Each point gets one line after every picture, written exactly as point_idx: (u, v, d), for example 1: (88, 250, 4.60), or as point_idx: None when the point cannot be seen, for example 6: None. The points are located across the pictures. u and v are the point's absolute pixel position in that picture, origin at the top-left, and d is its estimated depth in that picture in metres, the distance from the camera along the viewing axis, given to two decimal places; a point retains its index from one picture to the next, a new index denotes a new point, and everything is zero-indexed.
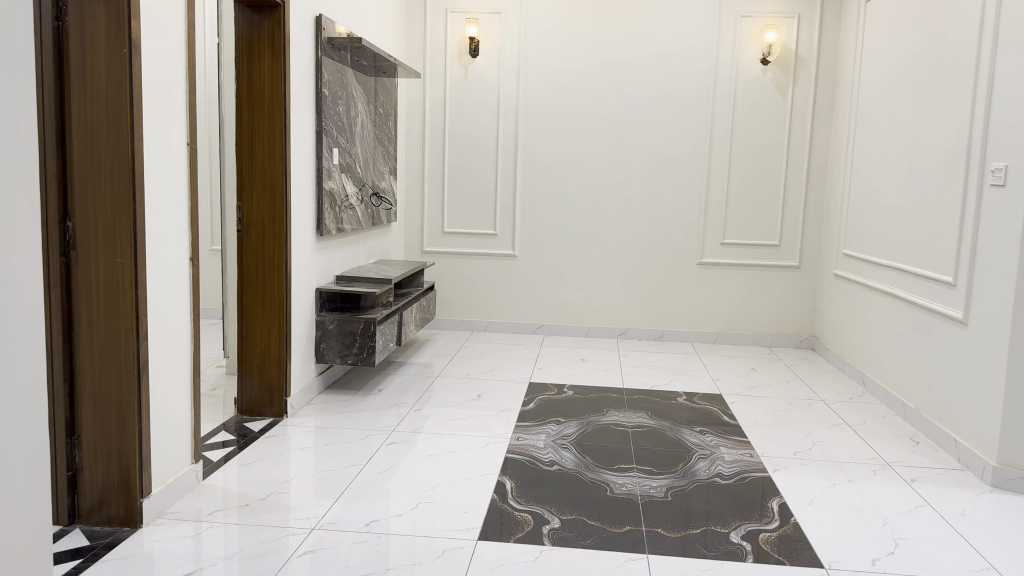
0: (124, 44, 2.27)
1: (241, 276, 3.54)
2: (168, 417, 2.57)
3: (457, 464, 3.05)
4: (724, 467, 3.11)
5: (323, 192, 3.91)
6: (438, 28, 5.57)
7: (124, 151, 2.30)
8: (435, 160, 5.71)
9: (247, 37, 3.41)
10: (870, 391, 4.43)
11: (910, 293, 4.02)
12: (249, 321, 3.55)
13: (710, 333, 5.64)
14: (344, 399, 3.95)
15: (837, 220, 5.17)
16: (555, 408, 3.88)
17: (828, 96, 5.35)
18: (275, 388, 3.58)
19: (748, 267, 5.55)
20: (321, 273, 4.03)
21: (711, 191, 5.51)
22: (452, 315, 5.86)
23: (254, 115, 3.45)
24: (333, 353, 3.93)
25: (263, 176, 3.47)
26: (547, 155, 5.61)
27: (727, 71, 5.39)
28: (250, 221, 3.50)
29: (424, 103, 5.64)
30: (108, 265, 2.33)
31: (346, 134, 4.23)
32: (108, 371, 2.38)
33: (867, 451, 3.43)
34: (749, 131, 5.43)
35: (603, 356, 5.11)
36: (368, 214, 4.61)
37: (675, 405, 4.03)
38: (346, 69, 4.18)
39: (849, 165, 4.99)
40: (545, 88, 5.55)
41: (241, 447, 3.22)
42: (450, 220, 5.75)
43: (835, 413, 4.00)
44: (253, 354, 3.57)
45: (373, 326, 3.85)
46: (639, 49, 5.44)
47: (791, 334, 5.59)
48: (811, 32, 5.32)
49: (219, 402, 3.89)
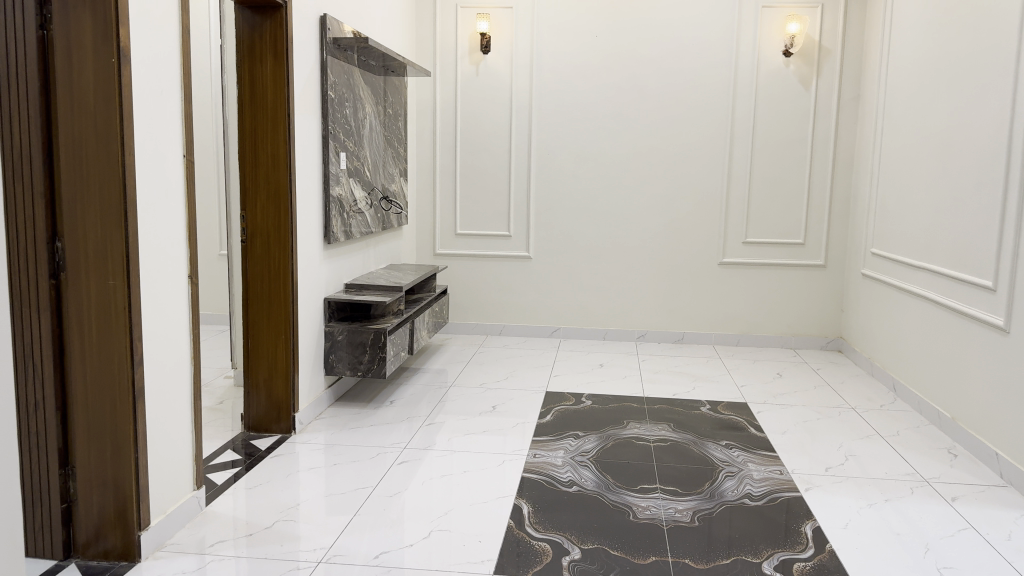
0: (113, 52, 2.13)
1: (245, 288, 3.41)
2: (166, 444, 2.44)
3: (472, 485, 2.92)
4: (752, 487, 2.96)
5: (330, 199, 3.77)
6: (449, 24, 5.42)
7: (115, 166, 2.16)
8: (446, 160, 5.56)
9: (248, 40, 3.27)
10: (902, 398, 4.25)
11: (945, 298, 3.84)
12: (254, 336, 3.43)
13: (732, 336, 5.47)
14: (354, 412, 3.82)
15: (864, 217, 4.98)
16: (573, 421, 3.73)
17: (854, 88, 5.15)
18: (282, 404, 3.46)
19: (771, 267, 5.37)
20: (329, 282, 3.90)
21: (732, 189, 5.33)
22: (466, 318, 5.72)
23: (256, 122, 3.31)
24: (343, 365, 3.81)
25: (266, 184, 3.33)
26: (561, 153, 5.44)
27: (748, 63, 5.20)
28: (254, 232, 3.37)
29: (435, 102, 5.49)
30: (101, 286, 2.21)
31: (354, 138, 4.09)
32: (102, 399, 2.26)
33: (902, 466, 3.26)
34: (772, 126, 5.24)
35: (622, 361, 4.95)
36: (377, 219, 4.47)
37: (698, 415, 3.87)
38: (352, 69, 4.04)
39: (877, 161, 4.79)
40: (559, 84, 5.38)
41: (248, 467, 3.10)
42: (463, 221, 5.60)
43: (866, 423, 3.83)
44: (259, 368, 3.45)
45: (383, 337, 3.72)
46: (656, 43, 5.26)
47: (817, 336, 5.40)
48: (836, 22, 5.11)
49: (226, 416, 3.77)
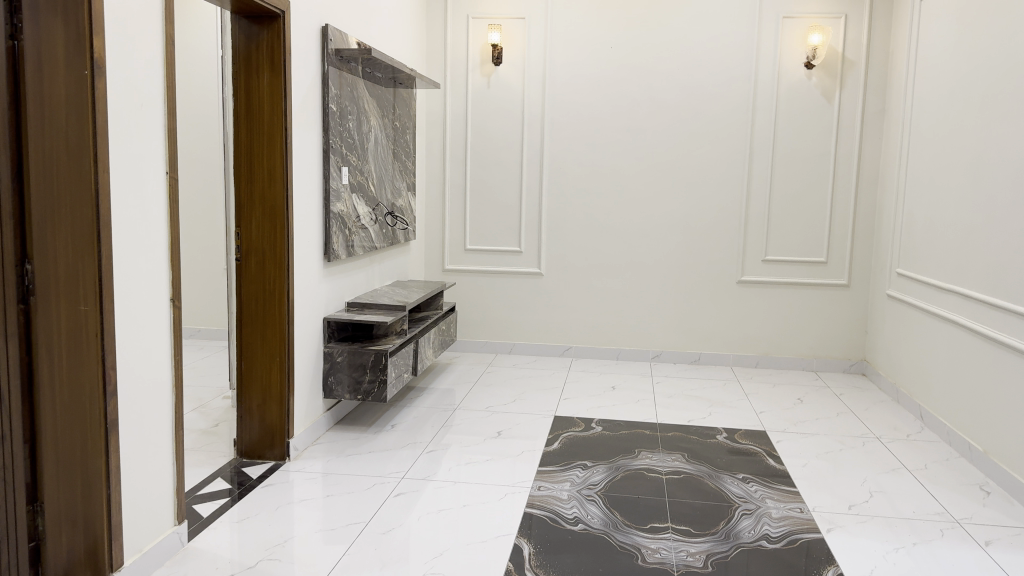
0: (85, 64, 2.01)
1: (240, 308, 3.28)
2: (141, 478, 2.31)
3: (471, 522, 2.75)
4: (771, 527, 2.77)
5: (331, 215, 3.64)
6: (460, 34, 5.29)
7: (87, 186, 2.05)
8: (457, 174, 5.42)
9: (245, 51, 3.15)
10: (930, 427, 4.03)
11: (977, 323, 3.62)
12: (248, 358, 3.30)
13: (750, 357, 5.26)
14: (353, 437, 3.67)
15: (890, 235, 4.77)
16: (583, 449, 3.55)
17: (879, 102, 4.95)
18: (276, 429, 3.31)
19: (791, 286, 5.17)
20: (330, 301, 3.75)
21: (751, 205, 5.14)
22: (476, 336, 5.56)
23: (252, 136, 3.19)
24: (342, 388, 3.66)
25: (262, 201, 3.21)
26: (575, 166, 5.29)
27: (769, 75, 5.02)
28: (248, 250, 3.24)
29: (445, 114, 5.36)
30: (72, 313, 2.10)
31: (357, 151, 3.95)
32: (73, 431, 2.14)
33: (932, 505, 3.06)
34: (793, 139, 5.05)
35: (636, 383, 4.77)
36: (382, 234, 4.33)
37: (714, 444, 3.68)
38: (356, 81, 3.91)
39: (904, 177, 4.59)
40: (573, 96, 5.23)
41: (237, 498, 2.96)
42: (473, 237, 5.45)
43: (892, 455, 3.62)
44: (253, 392, 3.31)
45: (384, 358, 3.56)
46: (674, 54, 5.10)
47: (840, 359, 5.18)
48: (860, 33, 4.93)
49: (220, 439, 3.63)
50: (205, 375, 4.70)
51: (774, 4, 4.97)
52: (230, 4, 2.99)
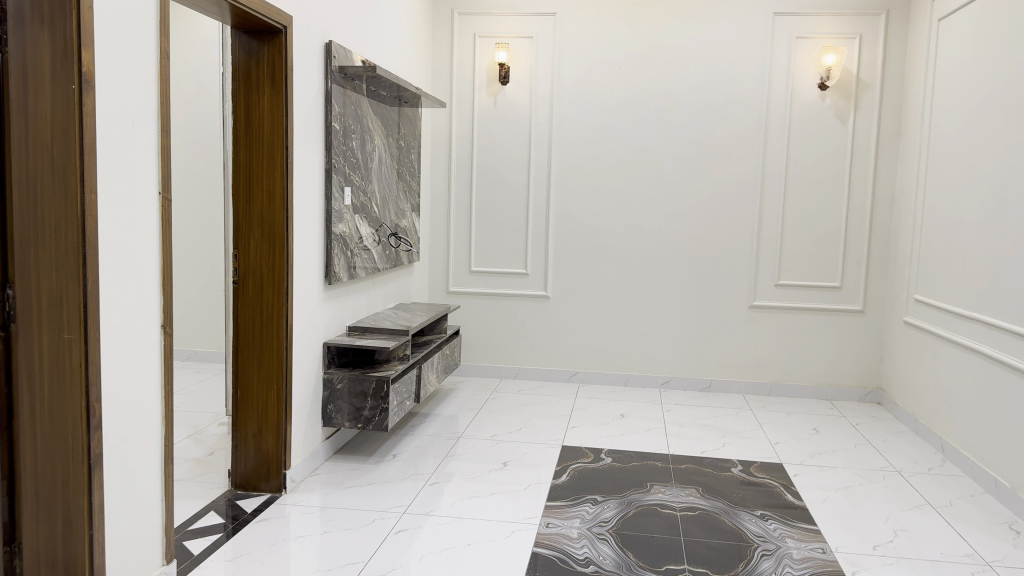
0: (73, 79, 1.91)
1: (236, 334, 3.16)
2: (125, 516, 2.17)
3: (476, 562, 2.61)
4: (793, 569, 2.62)
5: (332, 236, 3.52)
6: (466, 53, 5.20)
7: (74, 207, 1.94)
8: (462, 194, 5.31)
9: (245, 68, 3.05)
10: (952, 460, 3.87)
11: (1001, 353, 3.48)
12: (244, 385, 3.17)
13: (762, 385, 5.11)
14: (353, 468, 3.52)
15: (906, 261, 4.63)
16: (592, 482, 3.40)
17: (894, 124, 4.84)
18: (272, 459, 3.19)
19: (805, 311, 5.03)
20: (330, 326, 3.62)
21: (763, 228, 5.02)
22: (480, 360, 5.42)
23: (251, 155, 3.08)
24: (342, 416, 3.52)
25: (261, 222, 3.09)
26: (582, 188, 5.18)
27: (781, 96, 4.92)
28: (246, 273, 3.12)
29: (450, 134, 5.26)
30: (55, 340, 1.98)
31: (361, 171, 3.84)
32: (54, 466, 2.01)
33: (960, 546, 2.90)
34: (806, 161, 4.94)
35: (645, 411, 4.62)
36: (385, 256, 4.21)
37: (728, 477, 3.53)
38: (360, 100, 3.81)
39: (921, 201, 4.46)
40: (581, 116, 5.13)
41: (230, 533, 2.81)
42: (478, 259, 5.33)
43: (915, 491, 3.46)
44: (249, 420, 3.18)
45: (385, 385, 3.42)
46: (684, 75, 5.00)
47: (854, 387, 5.03)
48: (874, 54, 4.83)
49: (215, 469, 3.49)
50: (202, 400, 4.56)
51: (786, 24, 4.88)
52: (230, 19, 2.90)
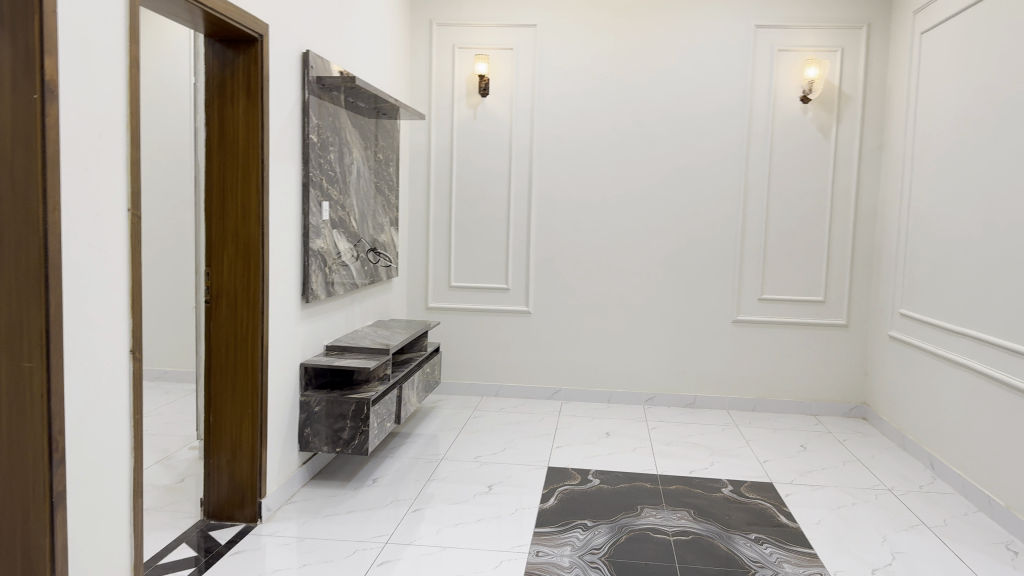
0: (35, 88, 1.78)
1: (209, 356, 3.01)
2: (87, 557, 2.03)
3: None
4: None
5: (310, 252, 3.38)
6: (445, 64, 5.11)
7: (35, 224, 1.81)
8: (441, 208, 5.20)
9: (219, 78, 2.92)
10: (941, 477, 3.82)
11: (991, 369, 3.44)
12: (217, 410, 3.03)
13: (747, 400, 5.05)
14: (331, 494, 3.38)
15: (891, 275, 4.60)
16: (581, 506, 3.29)
17: (876, 137, 4.83)
18: (247, 487, 3.04)
19: (789, 326, 4.98)
20: (307, 346, 3.48)
21: (746, 243, 4.97)
22: (460, 378, 5.30)
23: (225, 169, 2.94)
24: (320, 440, 3.38)
25: (235, 239, 2.95)
26: (564, 202, 5.09)
27: (763, 109, 4.89)
28: (219, 292, 2.98)
29: (429, 147, 5.15)
30: (12, 368, 1.83)
31: (338, 185, 3.72)
32: (11, 504, 1.86)
33: (959, 569, 2.84)
34: (789, 175, 4.90)
35: (631, 429, 4.52)
36: (363, 272, 4.07)
37: (719, 499, 3.45)
38: (338, 111, 3.68)
39: (905, 216, 4.44)
40: (562, 129, 5.05)
41: (204, 568, 2.67)
42: (458, 274, 5.22)
43: (908, 510, 3.40)
44: (222, 447, 3.04)
45: (366, 408, 3.29)
46: (666, 88, 4.95)
47: (839, 402, 4.99)
48: (856, 67, 4.82)
49: (186, 498, 3.33)
50: (172, 423, 4.38)
51: (768, 37, 4.85)
52: (203, 27, 2.78)
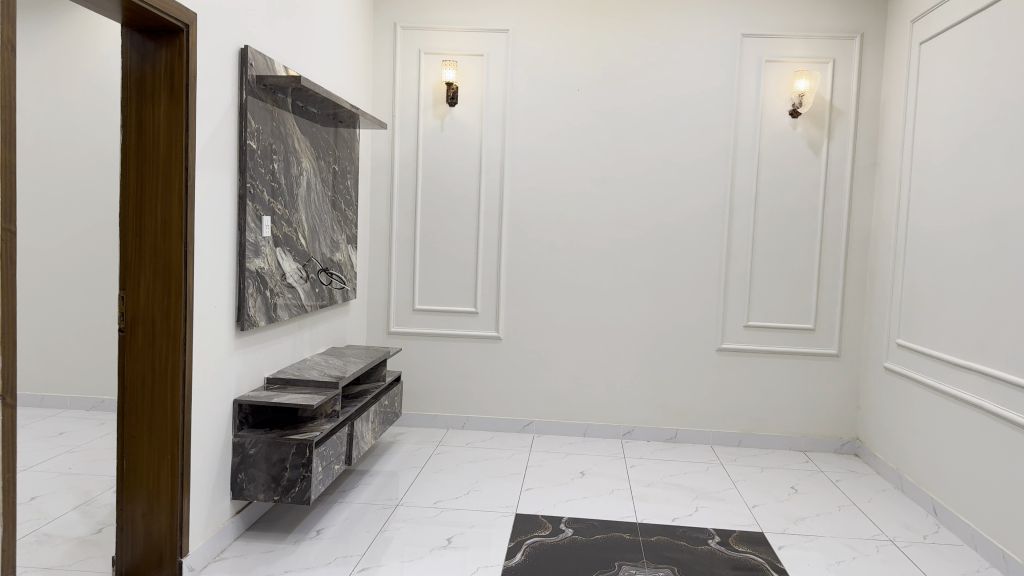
0: None
1: (121, 393, 2.61)
2: None
3: None
4: None
5: (247, 274, 2.99)
6: (411, 71, 4.75)
7: None
8: (406, 225, 4.83)
9: (138, 75, 2.54)
10: (947, 526, 3.48)
11: (1002, 409, 3.11)
12: (131, 455, 2.62)
13: (732, 435, 4.70)
14: (268, 550, 2.97)
15: (887, 302, 4.29)
16: (551, 563, 2.91)
17: (869, 154, 4.54)
18: (164, 545, 2.63)
19: (776, 355, 4.65)
20: (243, 381, 3.07)
21: (732, 265, 4.65)
22: (424, 409, 4.90)
23: (143, 177, 2.55)
24: (255, 487, 2.97)
25: (153, 258, 2.56)
26: (538, 220, 4.74)
27: (750, 123, 4.59)
28: (134, 319, 2.58)
29: (392, 159, 4.78)
30: None
31: (284, 198, 3.34)
32: None
33: None
34: (777, 193, 4.59)
35: (608, 468, 4.15)
36: (313, 295, 3.68)
37: (707, 553, 3.08)
38: (284, 116, 3.31)
39: (903, 237, 4.13)
40: (536, 141, 4.71)
41: None
42: (423, 296, 4.85)
43: (914, 566, 3.05)
44: (136, 498, 2.63)
45: (308, 450, 2.90)
46: (646, 100, 4.63)
47: (830, 438, 4.66)
48: (848, 80, 4.53)
49: (99, 554, 2.90)
50: (101, 460, 3.96)
51: (755, 47, 4.55)
52: (118, 14, 2.40)
